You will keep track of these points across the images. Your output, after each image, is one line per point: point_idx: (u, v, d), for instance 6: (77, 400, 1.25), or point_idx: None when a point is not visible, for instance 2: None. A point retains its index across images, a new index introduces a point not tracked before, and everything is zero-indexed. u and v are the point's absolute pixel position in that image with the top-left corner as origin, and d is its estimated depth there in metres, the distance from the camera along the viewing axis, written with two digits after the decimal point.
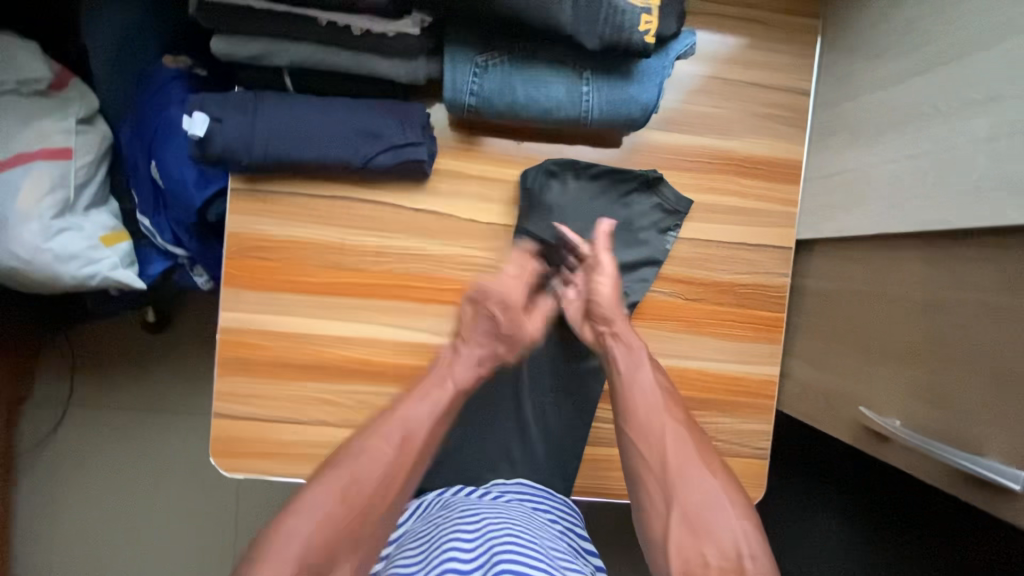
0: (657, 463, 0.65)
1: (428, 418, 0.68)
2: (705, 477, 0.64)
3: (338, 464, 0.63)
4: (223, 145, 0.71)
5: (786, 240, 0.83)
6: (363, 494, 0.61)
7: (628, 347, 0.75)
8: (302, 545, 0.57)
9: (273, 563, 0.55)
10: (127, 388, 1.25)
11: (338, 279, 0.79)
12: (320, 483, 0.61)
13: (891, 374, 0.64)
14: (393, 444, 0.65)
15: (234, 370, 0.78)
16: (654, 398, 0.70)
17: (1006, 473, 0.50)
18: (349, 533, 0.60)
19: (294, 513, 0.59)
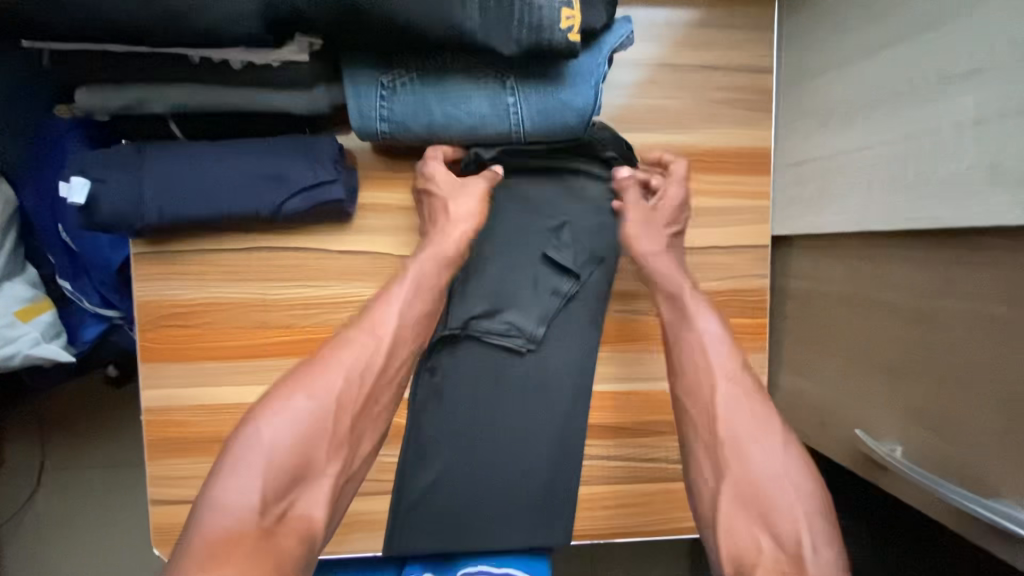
0: (711, 430, 0.58)
1: (406, 313, 0.61)
2: (772, 450, 0.54)
3: (303, 369, 0.55)
4: (111, 209, 0.63)
5: (760, 238, 0.75)
6: (339, 396, 0.54)
7: (676, 307, 0.66)
8: (271, 461, 0.49)
9: (239, 473, 0.49)
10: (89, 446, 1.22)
11: (266, 339, 0.71)
12: (301, 389, 0.53)
13: (884, 392, 0.57)
14: (369, 342, 0.58)
15: (167, 452, 0.71)
16: (718, 356, 0.61)
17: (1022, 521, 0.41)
18: (330, 438, 0.53)
19: (268, 413, 0.51)
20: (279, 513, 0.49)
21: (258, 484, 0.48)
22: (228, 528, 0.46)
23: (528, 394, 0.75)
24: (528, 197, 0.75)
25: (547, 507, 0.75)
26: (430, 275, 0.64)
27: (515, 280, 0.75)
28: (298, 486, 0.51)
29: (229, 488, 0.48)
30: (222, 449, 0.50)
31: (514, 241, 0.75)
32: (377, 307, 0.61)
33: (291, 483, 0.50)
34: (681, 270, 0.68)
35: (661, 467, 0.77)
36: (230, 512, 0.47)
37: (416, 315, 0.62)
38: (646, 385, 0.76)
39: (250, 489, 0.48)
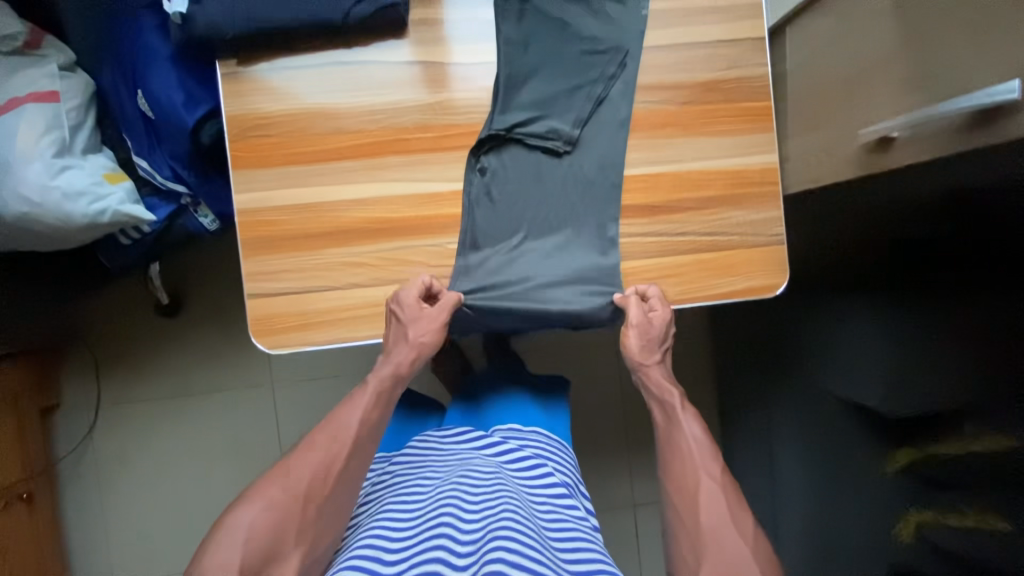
0: (690, 491, 0.73)
1: (365, 419, 0.76)
2: (736, 528, 0.69)
3: (281, 461, 0.73)
4: (206, 22, 0.74)
5: (759, 30, 0.86)
6: (299, 487, 0.70)
7: (663, 401, 0.83)
8: (251, 539, 0.66)
9: (222, 551, 0.65)
10: (162, 368, 1.51)
11: (340, 144, 0.81)
12: (265, 493, 0.69)
13: (880, 88, 0.69)
14: (336, 454, 0.72)
15: (260, 248, 0.80)
16: (697, 448, 0.77)
17: (1003, 89, 0.51)
18: (293, 522, 0.68)
19: (240, 512, 0.68)
20: None
21: (236, 561, 0.65)
22: None
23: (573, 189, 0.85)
24: (555, 10, 0.84)
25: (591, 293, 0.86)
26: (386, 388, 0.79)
27: (556, 90, 0.84)
28: (266, 557, 0.66)
29: (214, 565, 0.64)
30: (211, 528, 0.68)
31: (547, 50, 0.84)
32: (353, 411, 0.76)
33: (265, 559, 0.66)
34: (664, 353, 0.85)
35: (694, 239, 0.87)
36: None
37: (377, 404, 0.77)
38: (673, 166, 0.86)
39: (231, 561, 0.64)
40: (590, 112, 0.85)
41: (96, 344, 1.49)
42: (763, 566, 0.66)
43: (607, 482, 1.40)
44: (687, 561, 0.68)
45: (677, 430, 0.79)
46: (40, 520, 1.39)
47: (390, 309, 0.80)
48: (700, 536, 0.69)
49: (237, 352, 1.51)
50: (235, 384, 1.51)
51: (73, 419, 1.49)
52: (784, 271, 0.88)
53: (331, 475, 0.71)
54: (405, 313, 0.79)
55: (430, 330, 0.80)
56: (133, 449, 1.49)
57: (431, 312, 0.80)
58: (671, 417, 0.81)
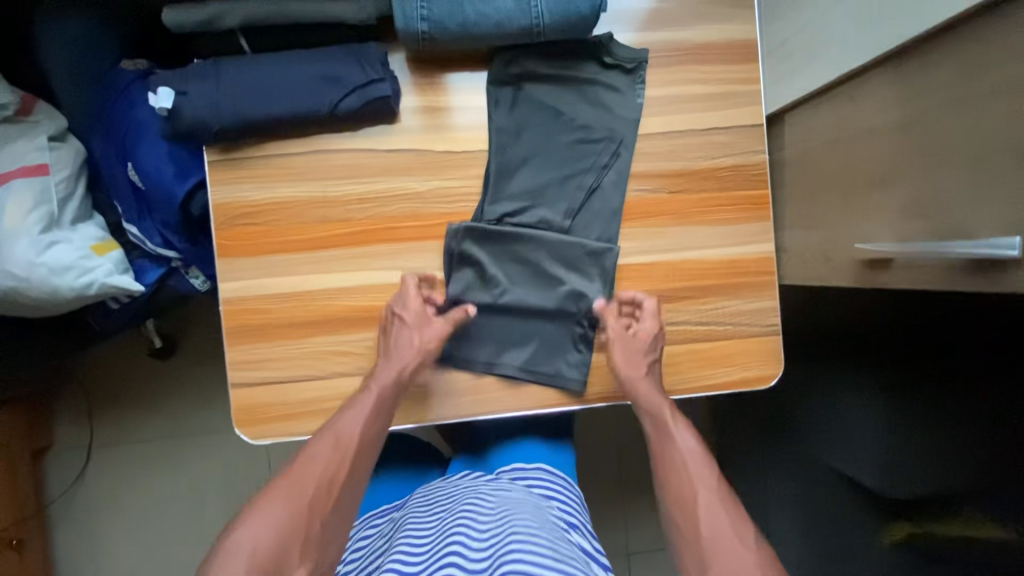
0: (688, 518, 0.68)
1: (368, 427, 0.73)
2: (743, 543, 0.64)
3: (281, 476, 0.67)
4: (192, 116, 0.73)
5: (756, 118, 0.85)
6: (306, 496, 0.64)
7: (654, 415, 0.79)
8: (253, 561, 0.58)
9: (223, 574, 0.57)
10: (155, 411, 1.50)
11: (327, 233, 0.80)
12: (273, 501, 0.63)
13: (875, 202, 0.66)
14: (341, 462, 0.69)
15: (244, 338, 0.79)
16: (692, 465, 0.74)
17: (1002, 244, 0.49)
18: (301, 529, 0.62)
19: (244, 523, 0.61)
20: None
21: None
22: None
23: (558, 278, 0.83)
24: (547, 98, 0.82)
25: (564, 388, 0.84)
26: (389, 395, 0.76)
27: (545, 180, 0.83)
28: (273, 573, 0.58)
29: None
30: (208, 554, 0.60)
31: (539, 138, 0.82)
32: (356, 415, 0.73)
33: (271, 572, 0.58)
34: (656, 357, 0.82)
35: (687, 329, 0.85)
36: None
37: (383, 413, 0.75)
38: (667, 256, 0.85)
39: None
40: (580, 203, 0.83)
41: (90, 386, 1.49)
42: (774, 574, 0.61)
43: (600, 540, 1.38)
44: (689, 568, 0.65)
45: (670, 440, 0.77)
46: (29, 564, 1.39)
47: (385, 316, 0.80)
48: (701, 545, 0.65)
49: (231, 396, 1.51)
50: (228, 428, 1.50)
51: (65, 461, 1.49)
52: (779, 362, 0.86)
53: (340, 480, 0.68)
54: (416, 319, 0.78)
55: (432, 337, 0.79)
56: (124, 492, 1.49)
57: (439, 322, 0.80)
58: (663, 430, 0.78)
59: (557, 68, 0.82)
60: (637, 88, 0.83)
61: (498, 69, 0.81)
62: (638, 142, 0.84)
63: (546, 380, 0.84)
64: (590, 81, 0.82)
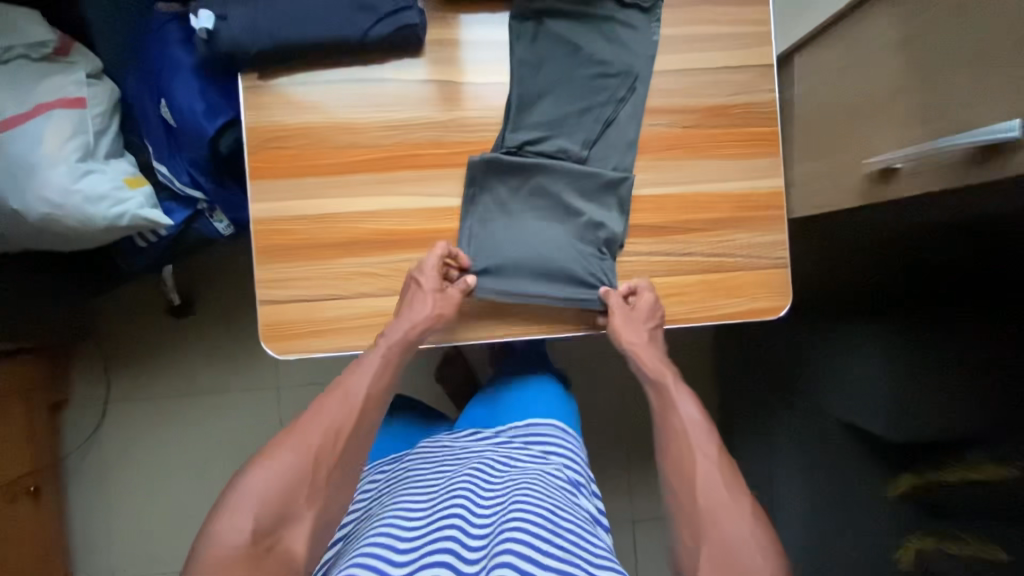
0: (689, 489, 0.69)
1: (376, 383, 0.75)
2: (738, 515, 0.65)
3: (288, 428, 0.69)
4: (232, 39, 0.77)
5: (767, 58, 0.88)
6: (313, 448, 0.67)
7: (659, 385, 0.81)
8: (264, 509, 0.62)
9: (233, 519, 0.61)
10: (171, 368, 1.53)
11: (355, 158, 0.83)
12: (282, 451, 0.66)
13: (883, 119, 0.70)
14: (347, 422, 0.70)
15: (273, 257, 0.82)
16: (695, 437, 0.74)
17: (1002, 128, 0.52)
18: (306, 481, 0.65)
19: (254, 469, 0.65)
20: (267, 546, 0.61)
21: (244, 527, 0.60)
22: (233, 554, 0.59)
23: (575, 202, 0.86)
24: (566, 32, 0.86)
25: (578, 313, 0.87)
26: (397, 355, 0.78)
27: (563, 112, 0.86)
28: (278, 522, 0.62)
29: (226, 528, 0.60)
30: (222, 492, 0.64)
31: (557, 70, 0.86)
32: (364, 376, 0.74)
33: (280, 517, 0.62)
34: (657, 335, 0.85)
35: (698, 260, 0.88)
36: (231, 546, 0.59)
37: (389, 372, 0.77)
38: (679, 189, 0.88)
39: (242, 524, 0.60)
40: (597, 134, 0.86)
41: (109, 342, 1.52)
42: (763, 546, 0.63)
43: (607, 498, 1.40)
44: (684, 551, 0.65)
45: (676, 414, 0.77)
46: (46, 514, 1.42)
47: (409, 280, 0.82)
48: (699, 518, 0.66)
49: (246, 354, 1.54)
50: (242, 385, 1.53)
51: (83, 415, 1.51)
52: (786, 294, 0.89)
53: (347, 436, 0.70)
54: (433, 285, 0.81)
55: (447, 306, 0.81)
56: (140, 446, 1.52)
57: (454, 291, 0.82)
58: (668, 399, 0.79)
59: (576, 5, 0.86)
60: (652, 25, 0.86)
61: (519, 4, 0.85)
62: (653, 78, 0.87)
63: (562, 307, 0.86)
64: (607, 16, 0.86)
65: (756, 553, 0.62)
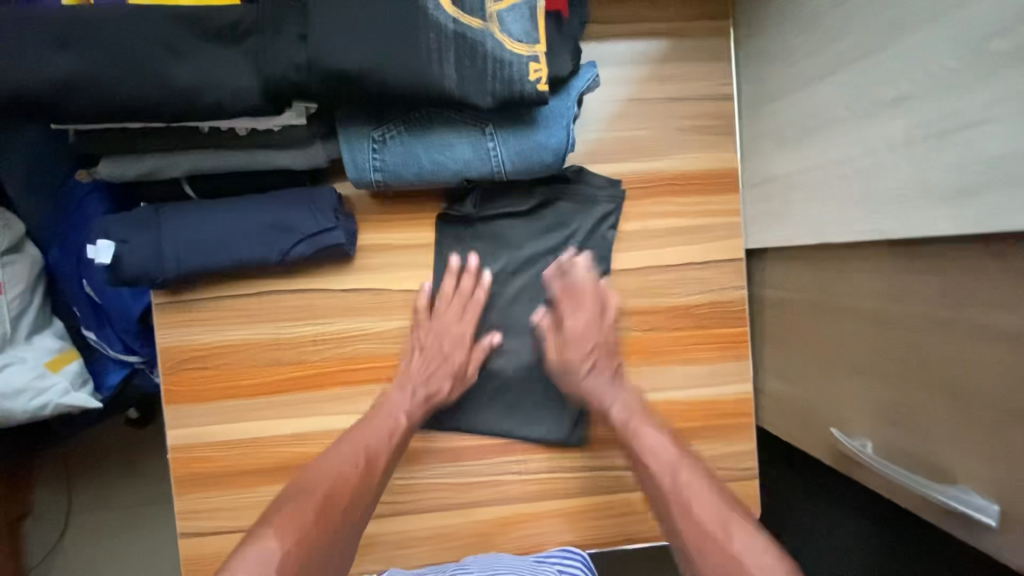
0: (682, 524, 0.60)
1: (375, 442, 0.67)
2: (743, 531, 0.56)
3: (274, 506, 0.57)
4: (135, 267, 0.70)
5: (735, 252, 0.80)
6: (317, 512, 0.56)
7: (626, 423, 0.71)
8: (268, 572, 0.49)
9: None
10: (133, 479, 1.49)
11: (281, 375, 0.77)
12: (273, 525, 0.54)
13: (849, 387, 0.62)
14: (359, 467, 0.64)
15: (193, 486, 0.76)
16: (665, 450, 0.67)
17: (980, 506, 0.45)
18: (316, 555, 0.53)
19: (241, 557, 0.50)
20: None
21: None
22: None
23: (511, 421, 0.80)
24: (513, 233, 0.79)
25: (528, 536, 0.80)
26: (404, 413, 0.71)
27: (511, 317, 0.80)
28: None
29: None
30: None
31: (500, 273, 0.80)
32: (368, 434, 0.68)
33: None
34: (611, 379, 0.76)
35: None
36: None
37: (394, 441, 0.69)
38: None
39: None
40: (540, 342, 0.80)
41: (70, 452, 1.48)
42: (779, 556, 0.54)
43: None
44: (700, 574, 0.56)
45: (640, 438, 0.69)
46: None
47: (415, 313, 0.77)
48: (701, 539, 0.57)
49: None
50: None
51: (45, 527, 1.47)
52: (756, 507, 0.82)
53: (350, 496, 0.61)
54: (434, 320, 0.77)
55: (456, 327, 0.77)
56: (103, 560, 1.48)
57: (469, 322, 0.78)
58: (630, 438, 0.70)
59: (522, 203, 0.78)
60: (608, 228, 0.79)
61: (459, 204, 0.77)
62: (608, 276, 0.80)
63: (511, 528, 0.80)
64: (560, 215, 0.79)
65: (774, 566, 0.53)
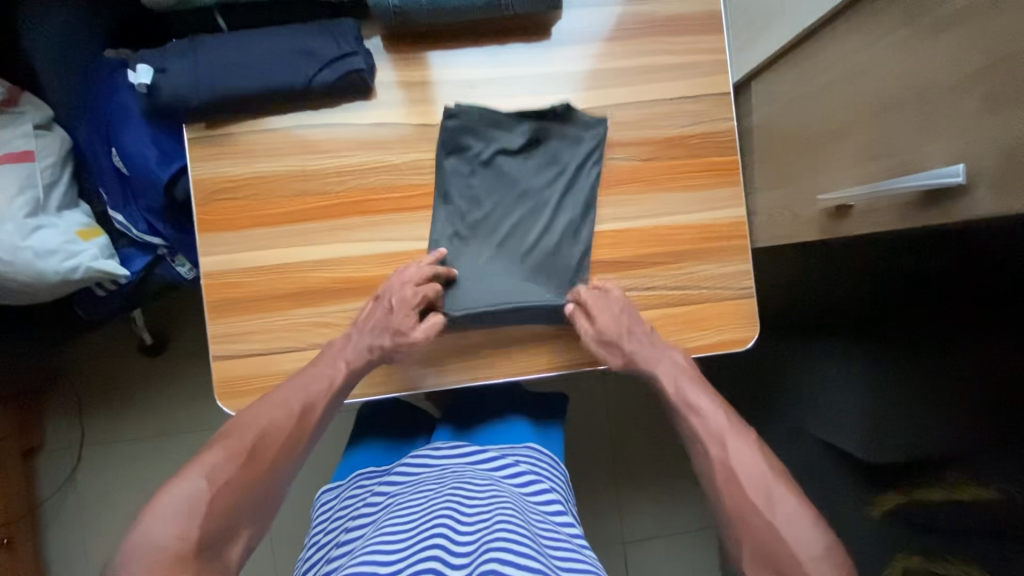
0: (727, 492, 0.67)
1: (323, 391, 0.74)
2: (779, 504, 0.64)
3: (230, 429, 0.68)
4: (172, 91, 0.75)
5: (723, 85, 0.87)
6: (244, 456, 0.65)
7: (671, 383, 0.78)
8: (200, 506, 0.60)
9: (170, 518, 0.59)
10: (146, 407, 1.50)
11: (307, 205, 0.82)
12: (210, 461, 0.64)
13: (835, 154, 0.68)
14: (293, 416, 0.71)
15: (226, 311, 0.80)
16: (718, 428, 0.72)
17: (948, 172, 0.51)
18: (232, 492, 0.63)
19: (174, 486, 0.61)
20: (193, 550, 0.58)
21: (183, 527, 0.59)
22: (150, 560, 0.56)
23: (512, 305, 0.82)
24: (508, 170, 0.86)
25: (543, 355, 0.85)
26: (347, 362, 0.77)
27: (509, 244, 0.85)
28: (220, 543, 0.61)
29: (148, 532, 0.58)
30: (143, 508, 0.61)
31: (497, 209, 0.85)
32: (301, 385, 0.73)
33: (220, 527, 0.61)
34: (649, 340, 0.81)
35: (663, 294, 0.86)
36: (160, 549, 0.57)
37: (336, 388, 0.75)
38: (641, 222, 0.86)
39: (165, 532, 0.58)
40: (537, 266, 0.85)
41: (84, 383, 1.50)
42: (805, 525, 0.62)
43: (596, 524, 1.36)
44: (716, 492, 0.69)
45: (699, 412, 0.74)
46: (21, 564, 1.37)
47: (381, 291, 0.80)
48: (739, 505, 0.66)
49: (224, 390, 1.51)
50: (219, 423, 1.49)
51: (59, 459, 1.48)
52: (754, 324, 0.87)
53: (280, 442, 0.68)
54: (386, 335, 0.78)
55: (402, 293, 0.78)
56: (117, 489, 1.48)
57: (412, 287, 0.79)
58: (682, 407, 0.75)
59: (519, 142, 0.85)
60: (594, 164, 0.85)
61: (456, 138, 0.83)
62: (608, 110, 0.86)
63: (526, 349, 0.84)
64: (549, 152, 0.86)
65: (790, 531, 0.62)
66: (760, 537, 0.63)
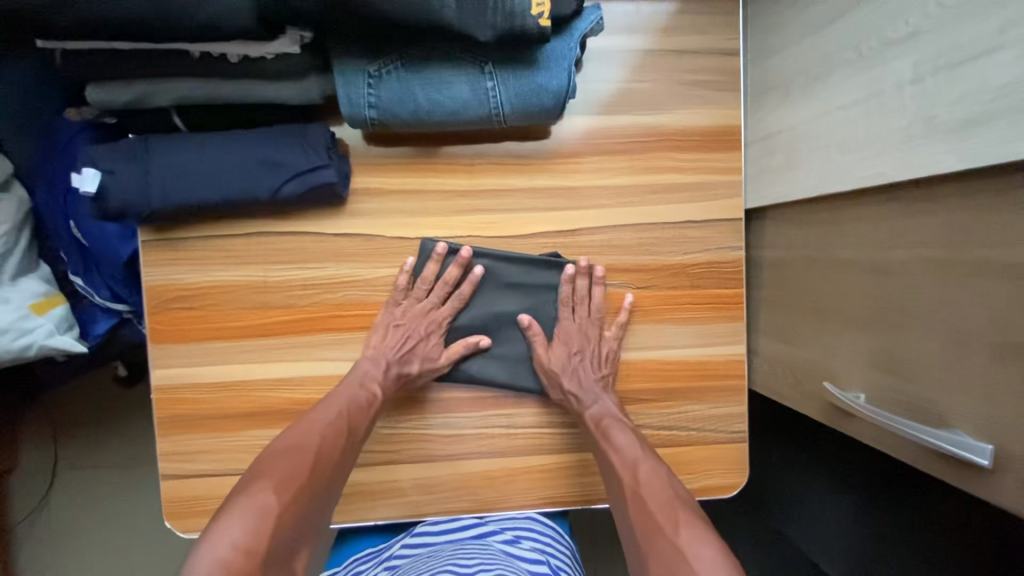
0: (640, 522, 0.61)
1: (364, 419, 0.70)
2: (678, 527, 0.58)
3: (272, 452, 0.62)
4: (122, 199, 0.67)
5: (734, 211, 0.79)
6: (309, 466, 0.61)
7: (593, 419, 0.74)
8: (268, 519, 0.53)
9: (233, 524, 0.51)
10: (120, 437, 1.41)
11: (270, 319, 0.75)
12: (263, 483, 0.57)
13: (849, 345, 0.60)
14: (341, 432, 0.67)
15: (176, 428, 0.75)
16: (630, 457, 0.69)
17: (975, 447, 0.45)
18: (304, 502, 0.58)
19: (230, 513, 0.53)
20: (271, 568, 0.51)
21: (248, 535, 0.51)
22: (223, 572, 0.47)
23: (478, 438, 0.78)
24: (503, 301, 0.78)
25: (514, 491, 0.79)
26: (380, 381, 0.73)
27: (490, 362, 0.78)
28: (286, 557, 0.52)
29: (221, 539, 0.49)
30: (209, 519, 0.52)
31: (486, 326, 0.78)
32: (336, 402, 0.70)
33: (288, 541, 0.54)
34: (595, 380, 0.76)
35: (647, 433, 0.80)
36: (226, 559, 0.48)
37: (369, 414, 0.71)
38: (631, 355, 0.80)
39: (243, 537, 0.50)
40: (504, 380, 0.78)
41: (60, 408, 1.40)
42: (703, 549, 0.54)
43: None
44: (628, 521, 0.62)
45: (613, 441, 0.71)
46: None
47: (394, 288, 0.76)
48: (648, 531, 0.59)
49: None
50: None
51: (31, 483, 1.39)
52: (744, 471, 0.81)
53: (338, 463, 0.65)
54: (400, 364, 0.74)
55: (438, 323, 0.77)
56: (89, 520, 1.40)
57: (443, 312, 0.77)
58: (603, 438, 0.72)
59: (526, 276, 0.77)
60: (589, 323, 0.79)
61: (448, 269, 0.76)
62: (604, 232, 0.78)
63: (497, 484, 0.79)
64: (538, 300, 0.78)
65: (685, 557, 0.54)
66: (663, 552, 0.56)
